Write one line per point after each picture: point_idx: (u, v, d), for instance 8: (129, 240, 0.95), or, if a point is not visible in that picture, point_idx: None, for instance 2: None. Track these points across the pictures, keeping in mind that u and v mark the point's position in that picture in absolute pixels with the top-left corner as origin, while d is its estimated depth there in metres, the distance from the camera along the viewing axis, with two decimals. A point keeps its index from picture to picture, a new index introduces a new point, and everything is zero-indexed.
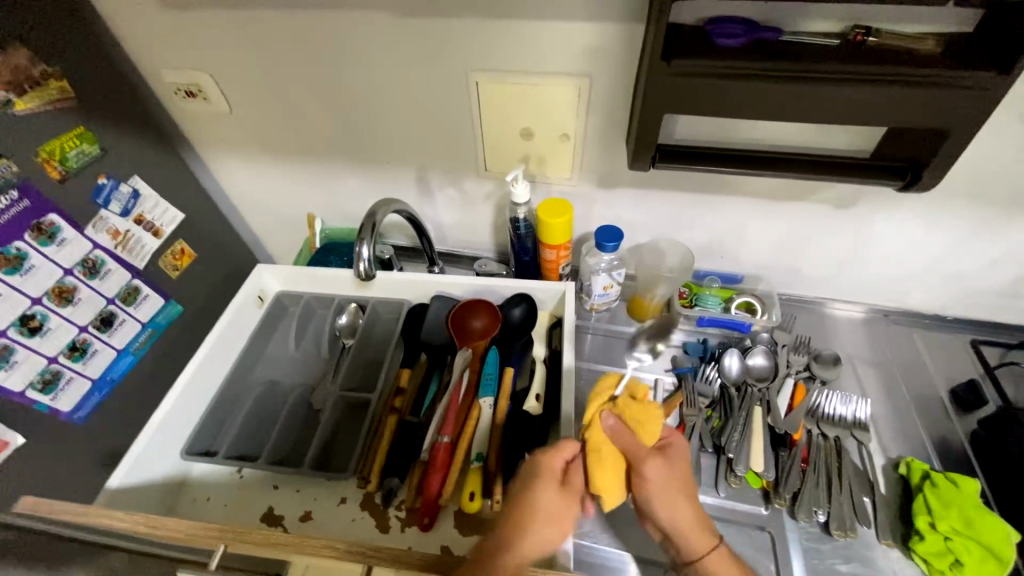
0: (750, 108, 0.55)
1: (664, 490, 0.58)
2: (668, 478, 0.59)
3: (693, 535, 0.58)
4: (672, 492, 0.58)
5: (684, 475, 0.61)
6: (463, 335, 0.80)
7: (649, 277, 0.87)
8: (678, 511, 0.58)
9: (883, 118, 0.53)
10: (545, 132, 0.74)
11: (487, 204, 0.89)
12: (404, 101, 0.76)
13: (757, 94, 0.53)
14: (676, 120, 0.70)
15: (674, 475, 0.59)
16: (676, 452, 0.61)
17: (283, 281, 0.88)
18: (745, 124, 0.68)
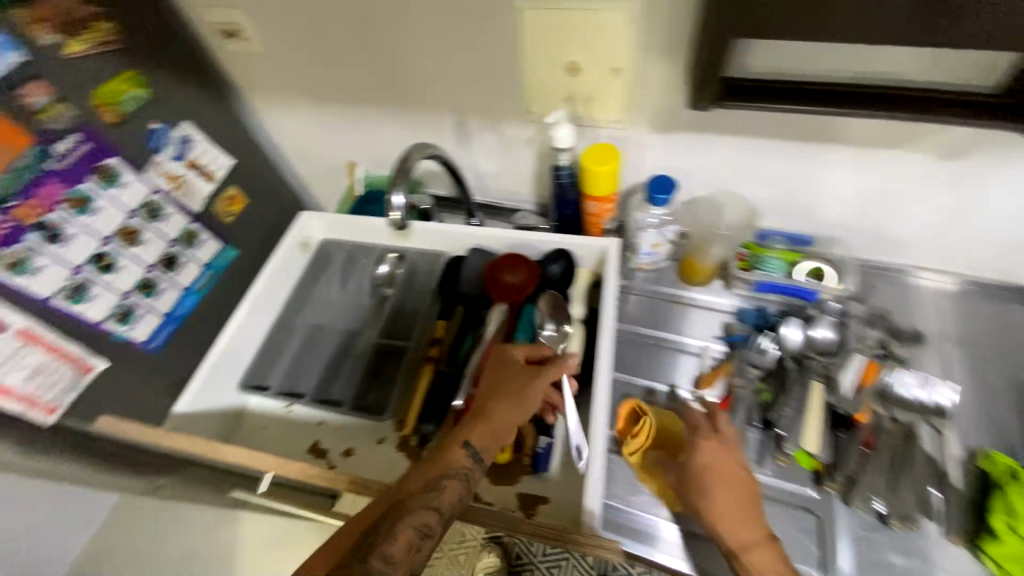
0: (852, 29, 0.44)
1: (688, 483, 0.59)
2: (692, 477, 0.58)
3: (731, 530, 0.55)
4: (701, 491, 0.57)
5: (723, 470, 0.58)
6: (498, 291, 0.77)
7: (706, 234, 0.79)
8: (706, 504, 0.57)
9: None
10: (595, 67, 0.65)
11: (529, 151, 0.83)
12: (442, 35, 0.70)
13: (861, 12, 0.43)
14: (750, 48, 0.59)
15: (699, 469, 0.58)
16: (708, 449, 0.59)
17: (326, 229, 0.90)
18: (839, 52, 0.57)
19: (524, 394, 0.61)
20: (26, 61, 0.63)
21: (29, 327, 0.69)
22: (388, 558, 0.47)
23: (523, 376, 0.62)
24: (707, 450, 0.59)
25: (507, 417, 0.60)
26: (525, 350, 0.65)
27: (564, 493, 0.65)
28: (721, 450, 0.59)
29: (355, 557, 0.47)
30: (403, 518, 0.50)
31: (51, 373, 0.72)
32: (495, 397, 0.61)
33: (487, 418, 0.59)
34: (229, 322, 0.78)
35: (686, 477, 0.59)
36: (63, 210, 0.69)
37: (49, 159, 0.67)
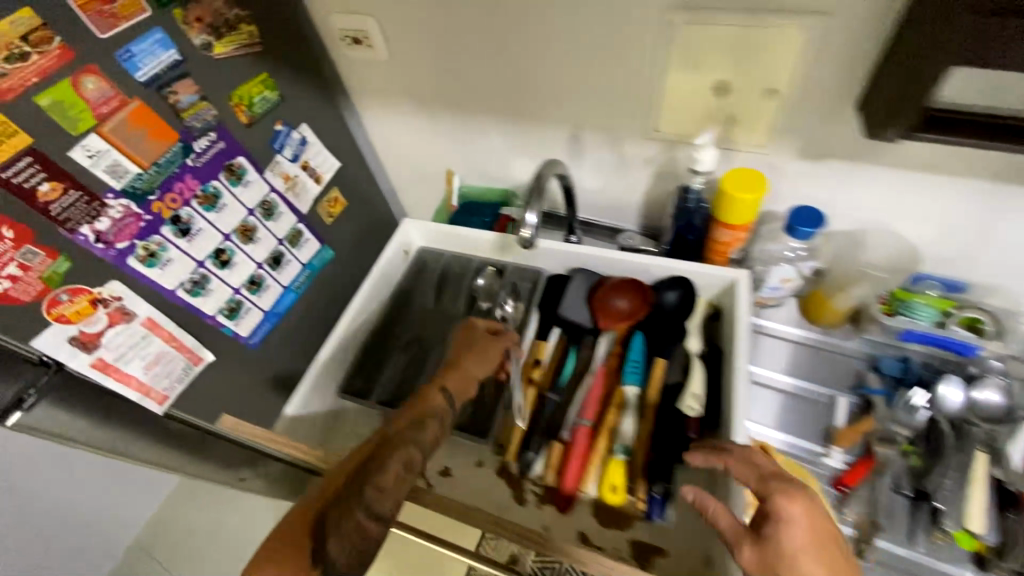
0: None
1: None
2: (782, 565, 0.43)
3: None
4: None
5: (817, 549, 0.44)
6: (607, 316, 0.75)
7: (850, 273, 0.71)
8: None
9: None
10: (750, 88, 0.60)
11: (647, 171, 0.79)
12: (577, 49, 0.68)
13: None
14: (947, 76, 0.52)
15: (786, 550, 0.44)
16: (799, 522, 0.45)
17: (426, 238, 0.89)
18: None
19: (487, 353, 0.67)
20: (178, 58, 0.64)
21: (151, 317, 0.70)
22: (378, 484, 0.51)
23: (489, 340, 0.67)
24: (798, 525, 0.44)
25: (476, 371, 0.65)
26: (489, 322, 0.70)
27: (686, 543, 0.61)
28: (811, 520, 0.45)
29: (348, 490, 0.52)
30: (387, 450, 0.54)
31: (166, 364, 0.73)
32: (465, 352, 0.66)
33: (458, 367, 0.65)
34: (331, 333, 0.79)
35: (773, 564, 0.44)
36: (194, 206, 0.71)
37: (190, 155, 0.69)
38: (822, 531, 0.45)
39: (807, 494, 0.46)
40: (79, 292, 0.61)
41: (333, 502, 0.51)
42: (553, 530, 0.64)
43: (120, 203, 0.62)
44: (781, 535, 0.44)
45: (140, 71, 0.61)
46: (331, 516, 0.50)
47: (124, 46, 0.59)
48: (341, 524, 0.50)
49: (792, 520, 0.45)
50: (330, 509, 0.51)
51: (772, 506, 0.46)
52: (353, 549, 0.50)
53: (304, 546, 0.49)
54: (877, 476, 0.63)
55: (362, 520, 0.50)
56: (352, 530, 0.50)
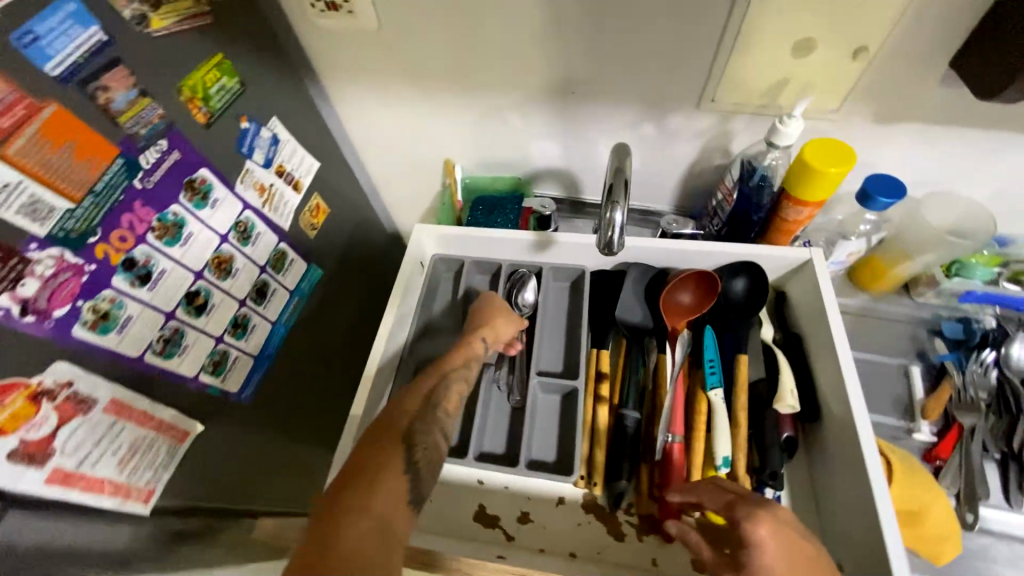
0: None
1: None
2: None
3: None
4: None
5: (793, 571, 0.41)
6: (673, 314, 0.69)
7: (925, 240, 0.66)
8: None
9: None
10: (829, 47, 0.54)
11: (689, 147, 0.72)
12: (631, 6, 0.57)
13: None
14: None
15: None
16: (770, 547, 0.42)
17: (442, 245, 0.76)
18: None
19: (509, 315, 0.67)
20: (104, 38, 0.46)
21: (117, 399, 0.52)
22: (447, 410, 0.57)
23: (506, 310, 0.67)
24: (769, 550, 0.42)
25: (505, 330, 0.66)
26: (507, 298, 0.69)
27: None
28: (781, 545, 0.42)
29: (428, 411, 0.55)
30: (451, 380, 0.59)
31: (146, 453, 0.56)
32: (494, 313, 0.66)
33: (488, 318, 0.66)
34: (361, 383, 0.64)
35: None
36: (153, 241, 0.53)
37: (136, 174, 0.50)
38: (799, 551, 0.42)
39: (775, 515, 0.44)
40: (12, 388, 0.42)
41: (418, 418, 0.53)
42: (663, 563, 0.57)
43: (50, 253, 0.43)
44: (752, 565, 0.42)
45: (53, 61, 0.42)
46: (419, 431, 0.52)
47: (22, 25, 0.40)
48: (426, 441, 0.52)
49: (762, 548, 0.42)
50: (417, 426, 0.53)
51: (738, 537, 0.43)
52: (432, 461, 0.52)
53: (397, 452, 0.49)
54: (967, 445, 0.60)
55: (441, 440, 0.54)
56: (432, 448, 0.52)
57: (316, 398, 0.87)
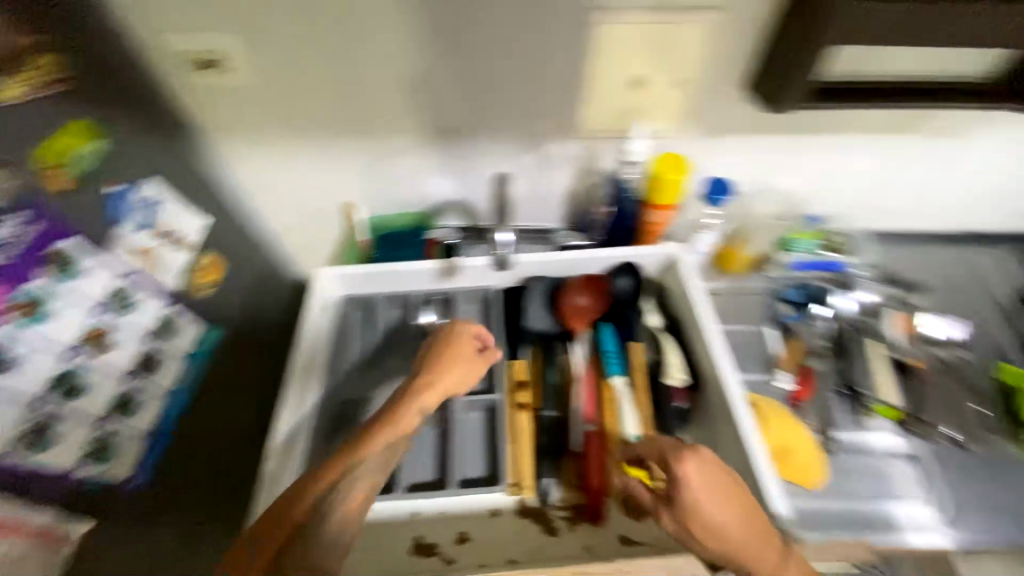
0: (902, 37, 0.53)
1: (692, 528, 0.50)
2: (689, 518, 0.50)
3: (751, 559, 0.49)
4: (706, 535, 0.49)
5: (714, 499, 0.50)
6: (573, 316, 0.75)
7: (750, 227, 0.83)
8: (718, 540, 0.49)
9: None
10: (656, 80, 0.66)
11: (566, 169, 0.81)
12: (488, 56, 0.66)
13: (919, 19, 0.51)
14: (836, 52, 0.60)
15: (696, 512, 0.49)
16: (695, 484, 0.50)
17: (349, 286, 0.78)
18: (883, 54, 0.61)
19: (456, 365, 0.60)
20: None
21: None
22: (345, 514, 0.49)
23: (460, 360, 0.60)
24: (695, 485, 0.50)
25: (452, 383, 0.59)
26: (470, 335, 0.62)
27: None
28: (705, 480, 0.50)
29: (317, 520, 0.48)
30: (361, 473, 0.51)
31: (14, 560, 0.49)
32: (441, 363, 0.59)
33: (444, 368, 0.59)
34: (269, 444, 0.64)
35: (683, 520, 0.50)
36: (10, 321, 0.48)
37: None
38: (717, 482, 0.50)
39: (700, 454, 0.51)
40: None
41: (300, 531, 0.47)
42: (597, 547, 0.61)
43: None
44: (684, 500, 0.50)
45: None
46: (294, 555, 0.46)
47: None
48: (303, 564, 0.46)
49: (687, 489, 0.49)
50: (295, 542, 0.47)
51: (671, 485, 0.50)
52: None
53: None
54: (814, 382, 0.74)
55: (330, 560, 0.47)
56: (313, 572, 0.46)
57: (227, 469, 0.80)
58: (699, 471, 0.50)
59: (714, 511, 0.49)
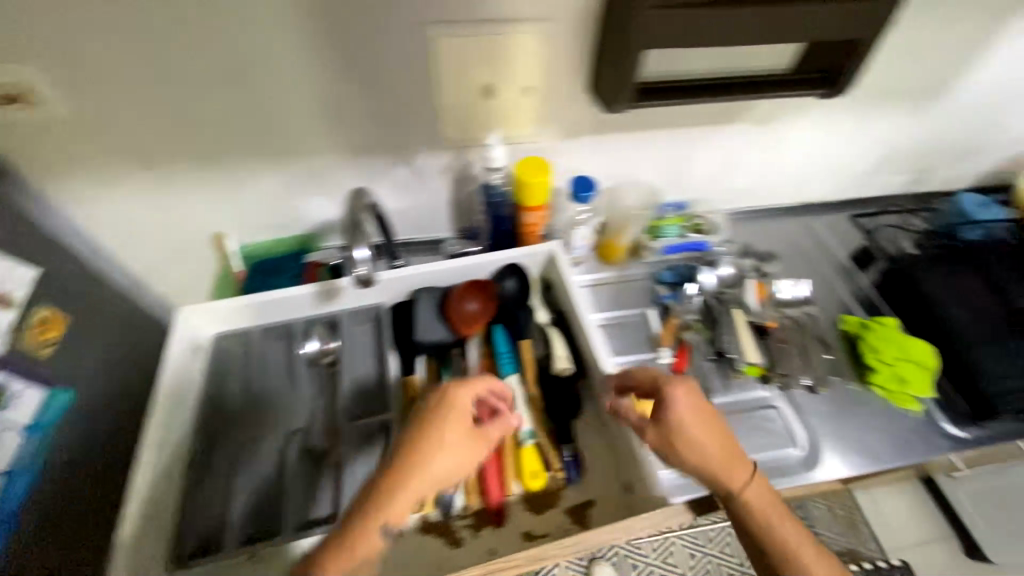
0: (699, 38, 0.59)
1: (674, 443, 0.55)
2: (672, 434, 0.54)
3: (726, 472, 0.54)
4: (692, 446, 0.54)
5: (699, 424, 0.54)
6: (462, 322, 0.74)
7: (620, 219, 0.89)
8: (700, 456, 0.54)
9: (803, 35, 0.61)
10: (504, 88, 0.69)
11: (442, 180, 0.82)
12: (335, 74, 0.66)
13: (708, 23, 0.58)
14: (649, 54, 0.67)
15: (682, 429, 0.54)
16: (682, 407, 0.54)
17: (220, 322, 0.73)
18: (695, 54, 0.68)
19: (445, 449, 0.52)
20: None
21: None
22: None
23: (454, 443, 0.53)
24: (682, 409, 0.54)
25: (442, 469, 0.52)
26: (466, 405, 0.55)
27: (603, 488, 0.67)
28: (693, 406, 0.54)
29: None
30: None
31: None
32: (429, 444, 0.52)
33: (446, 448, 0.52)
34: (125, 507, 0.57)
35: (667, 438, 0.55)
36: None
37: None
38: (704, 412, 0.55)
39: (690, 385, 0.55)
40: None
41: None
42: (501, 548, 0.62)
43: None
44: (671, 419, 0.55)
45: None
46: None
47: None
48: None
49: (677, 411, 0.54)
50: None
51: (666, 407, 0.54)
52: None
53: None
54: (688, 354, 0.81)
55: None
56: None
57: None
58: (686, 400, 0.55)
59: (695, 433, 0.54)
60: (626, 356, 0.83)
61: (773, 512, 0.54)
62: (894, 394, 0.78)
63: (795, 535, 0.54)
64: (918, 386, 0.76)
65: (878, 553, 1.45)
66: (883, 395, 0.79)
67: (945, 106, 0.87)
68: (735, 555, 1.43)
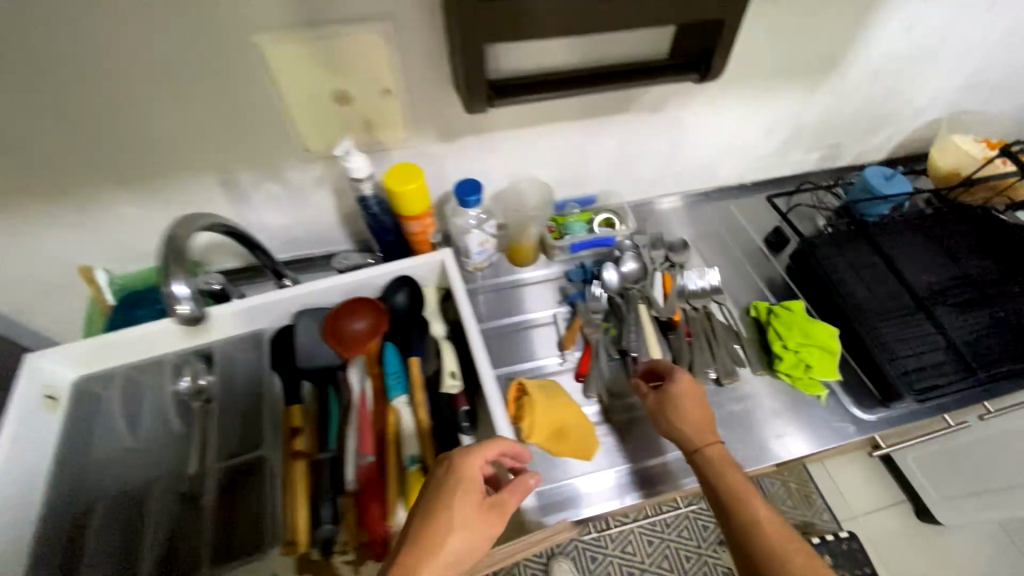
0: (544, 29, 0.55)
1: (668, 407, 0.67)
2: (669, 398, 0.68)
3: (701, 431, 0.65)
4: (672, 409, 0.67)
5: (693, 397, 0.68)
6: (345, 343, 0.69)
7: (518, 220, 0.85)
8: (687, 418, 0.66)
9: (661, 20, 0.57)
10: (361, 92, 0.64)
11: (322, 191, 0.77)
12: (167, 92, 0.59)
13: (551, 13, 0.53)
14: (499, 49, 0.63)
15: (681, 397, 0.67)
16: (685, 380, 0.69)
17: (80, 366, 0.68)
18: (556, 46, 0.65)
19: (475, 514, 0.51)
20: None
21: None
22: None
23: (480, 506, 0.52)
24: (685, 382, 0.68)
25: (470, 537, 0.49)
26: (483, 456, 0.54)
27: None
28: (691, 382, 0.69)
29: None
30: None
31: None
32: (452, 509, 0.50)
33: (458, 528, 0.49)
34: None
35: (664, 402, 0.68)
36: None
37: None
38: (699, 392, 0.69)
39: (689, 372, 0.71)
40: None
41: None
42: None
43: None
44: (670, 389, 0.68)
45: None
46: None
47: None
48: None
49: (683, 370, 0.70)
50: None
51: (670, 369, 0.70)
52: None
53: None
54: (593, 355, 0.78)
55: None
56: None
57: None
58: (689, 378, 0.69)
59: (690, 401, 0.67)
60: (529, 362, 0.81)
61: (739, 476, 0.62)
62: (800, 380, 0.76)
63: (754, 494, 0.60)
64: (823, 370, 0.75)
65: (833, 523, 1.42)
66: (790, 383, 0.77)
67: (841, 81, 0.85)
68: (692, 538, 1.43)
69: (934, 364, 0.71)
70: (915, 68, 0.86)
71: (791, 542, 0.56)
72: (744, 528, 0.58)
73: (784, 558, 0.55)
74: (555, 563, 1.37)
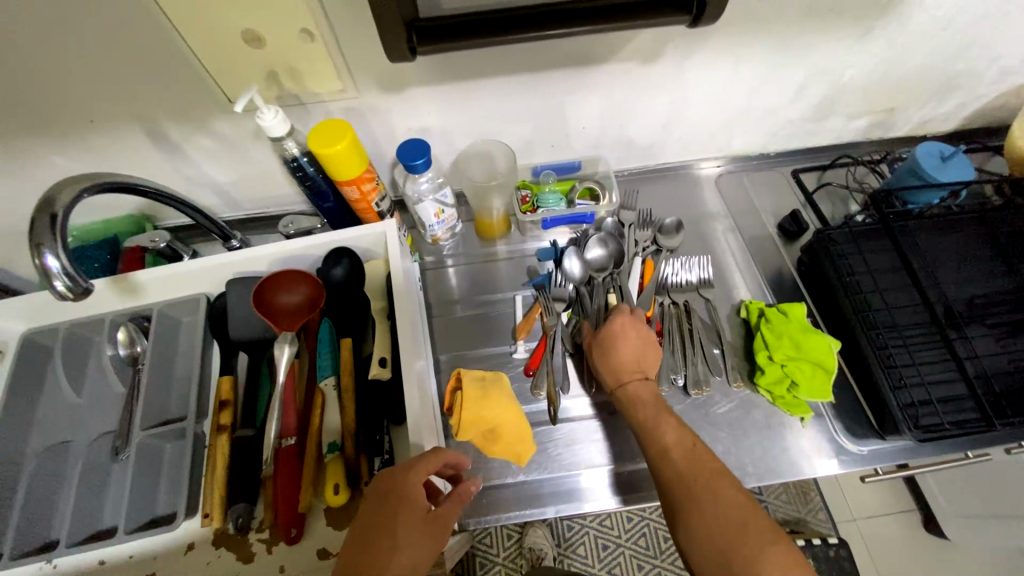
0: None
1: (597, 342, 0.65)
2: (601, 334, 0.65)
3: (625, 369, 0.63)
4: (602, 348, 0.64)
5: (630, 339, 0.64)
6: (277, 317, 0.66)
7: (481, 190, 0.76)
8: (614, 355, 0.64)
9: None
10: (277, 35, 0.55)
11: (261, 148, 0.70)
12: (60, 33, 0.52)
13: None
14: None
15: (613, 336, 0.64)
16: (624, 319, 0.65)
17: (25, 318, 0.67)
18: None
19: (420, 527, 0.47)
20: None
21: None
22: None
23: (427, 519, 0.48)
24: (625, 321, 0.65)
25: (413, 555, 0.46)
26: (429, 466, 0.50)
27: None
28: (631, 322, 0.65)
29: None
30: None
31: None
32: (397, 522, 0.46)
33: (400, 543, 0.46)
34: None
35: (596, 338, 0.66)
36: None
37: None
38: (643, 335, 0.65)
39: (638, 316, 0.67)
40: None
41: None
42: (291, 565, 0.59)
43: None
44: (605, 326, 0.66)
45: None
46: None
47: None
48: None
49: (625, 312, 0.66)
50: None
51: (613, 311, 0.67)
52: None
53: None
54: (548, 347, 0.70)
55: None
56: None
57: None
58: (632, 319, 0.66)
59: (625, 340, 0.64)
60: (480, 347, 0.74)
61: (655, 410, 0.59)
62: (782, 400, 0.66)
63: (665, 424, 0.58)
64: (813, 391, 0.64)
65: (830, 527, 1.25)
66: (772, 400, 0.67)
67: (901, 28, 0.66)
68: None
69: (943, 399, 0.60)
70: (1008, 14, 0.65)
71: (698, 466, 0.53)
72: (649, 455, 0.56)
73: (689, 499, 0.51)
74: (530, 530, 1.26)
